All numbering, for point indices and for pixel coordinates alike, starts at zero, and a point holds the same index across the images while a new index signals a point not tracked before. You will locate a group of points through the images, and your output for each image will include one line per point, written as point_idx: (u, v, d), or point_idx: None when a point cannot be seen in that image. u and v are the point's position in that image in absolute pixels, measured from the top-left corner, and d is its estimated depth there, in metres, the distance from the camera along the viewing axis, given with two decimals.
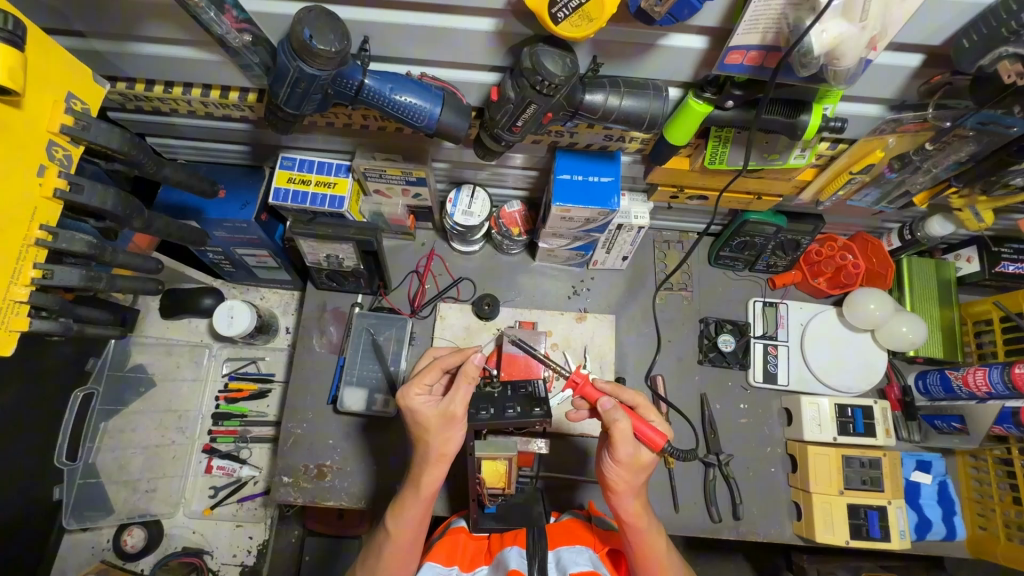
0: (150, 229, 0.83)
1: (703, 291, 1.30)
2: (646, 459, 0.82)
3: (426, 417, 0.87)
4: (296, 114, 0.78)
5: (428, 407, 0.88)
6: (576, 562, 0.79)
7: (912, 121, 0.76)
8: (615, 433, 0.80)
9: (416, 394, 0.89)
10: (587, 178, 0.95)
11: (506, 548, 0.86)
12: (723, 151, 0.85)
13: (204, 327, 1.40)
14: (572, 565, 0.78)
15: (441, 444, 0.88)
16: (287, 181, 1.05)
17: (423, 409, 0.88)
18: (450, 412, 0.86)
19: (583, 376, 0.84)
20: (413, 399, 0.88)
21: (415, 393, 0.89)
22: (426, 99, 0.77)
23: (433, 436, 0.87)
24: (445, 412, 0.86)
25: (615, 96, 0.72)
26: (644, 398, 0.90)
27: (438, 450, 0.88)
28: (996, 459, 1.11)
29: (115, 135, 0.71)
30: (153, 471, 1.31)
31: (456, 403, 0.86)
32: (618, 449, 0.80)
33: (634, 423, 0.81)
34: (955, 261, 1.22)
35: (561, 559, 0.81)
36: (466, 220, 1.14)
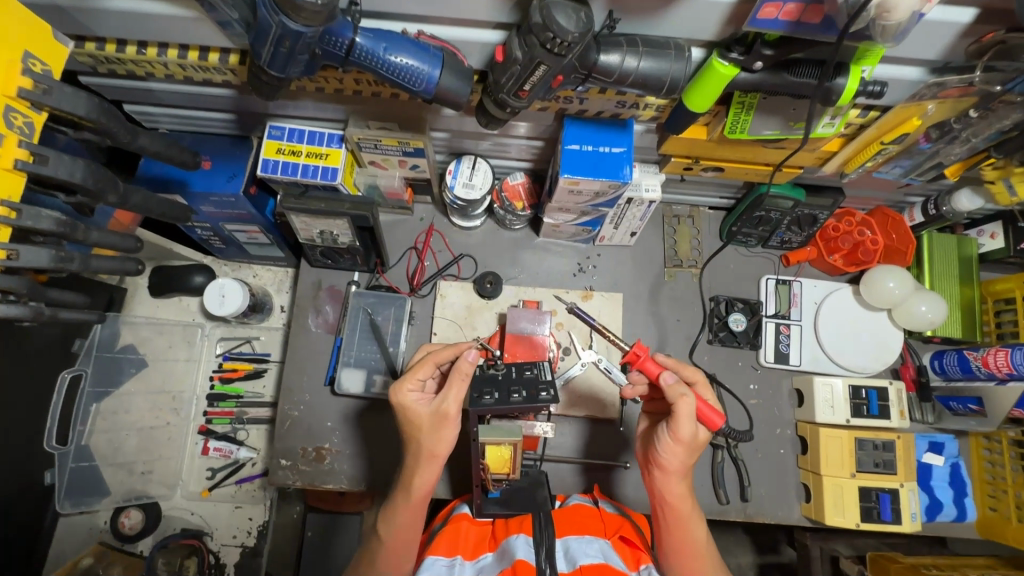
0: (127, 204, 0.77)
1: (714, 268, 1.25)
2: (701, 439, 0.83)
3: (418, 415, 0.87)
4: (281, 77, 0.71)
5: (420, 406, 0.87)
6: (586, 554, 0.77)
7: (956, 85, 0.69)
8: (679, 411, 0.80)
9: (408, 391, 0.88)
10: (598, 148, 0.89)
11: (511, 536, 0.83)
12: (745, 119, 0.78)
13: (195, 305, 1.36)
14: (583, 557, 0.76)
15: (431, 444, 0.86)
16: (276, 152, 0.98)
17: (415, 407, 0.87)
18: (444, 411, 0.84)
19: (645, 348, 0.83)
20: (406, 397, 0.87)
21: (407, 390, 0.88)
22: (424, 60, 0.70)
23: (425, 434, 0.86)
24: (437, 411, 0.85)
25: (632, 57, 0.66)
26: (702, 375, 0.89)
27: (428, 449, 0.87)
28: (1010, 441, 1.08)
29: (81, 100, 0.65)
30: (149, 453, 1.27)
31: (448, 402, 0.85)
32: (679, 427, 0.81)
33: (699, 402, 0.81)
34: (977, 237, 1.17)
35: (570, 550, 0.79)
36: (467, 194, 1.08)
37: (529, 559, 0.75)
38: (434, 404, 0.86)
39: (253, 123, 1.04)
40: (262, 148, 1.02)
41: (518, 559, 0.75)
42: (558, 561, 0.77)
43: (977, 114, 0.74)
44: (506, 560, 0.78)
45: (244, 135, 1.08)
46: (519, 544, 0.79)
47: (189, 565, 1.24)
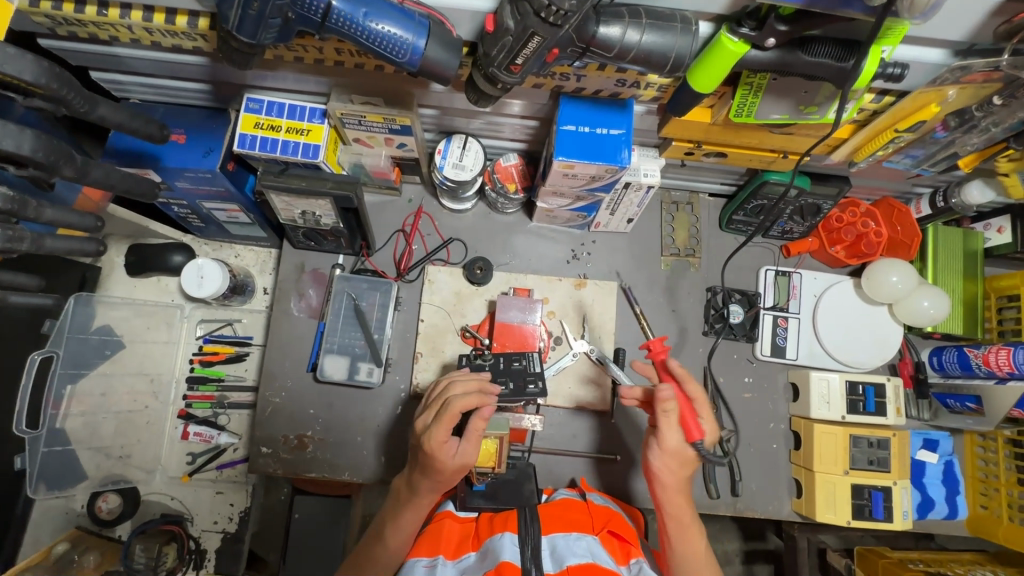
0: (87, 179, 0.71)
1: (712, 257, 1.21)
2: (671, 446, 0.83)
3: (443, 466, 0.80)
4: (253, 44, 0.65)
5: (448, 458, 0.79)
6: (573, 552, 0.74)
7: (980, 69, 0.65)
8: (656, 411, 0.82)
9: (441, 439, 0.79)
10: (595, 129, 0.84)
11: (495, 534, 0.80)
12: (752, 101, 0.73)
13: (174, 286, 1.31)
14: (570, 557, 0.73)
15: (445, 483, 0.83)
16: (254, 126, 0.93)
17: (445, 459, 0.79)
18: (465, 464, 0.80)
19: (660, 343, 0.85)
20: (438, 447, 0.79)
21: (441, 441, 0.79)
22: (408, 28, 0.64)
23: (443, 479, 0.81)
24: (459, 464, 0.80)
25: (635, 30, 0.60)
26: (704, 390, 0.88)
27: (442, 487, 0.83)
28: (1005, 440, 1.07)
29: (28, 63, 0.59)
30: (127, 437, 1.23)
31: (468, 453, 0.81)
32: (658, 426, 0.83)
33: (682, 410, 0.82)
34: (983, 231, 1.13)
35: (556, 549, 0.76)
36: (457, 175, 1.02)
37: (513, 561, 0.73)
38: (458, 456, 0.80)
39: (230, 95, 0.98)
40: (239, 122, 0.96)
41: (502, 561, 0.72)
42: (545, 560, 0.75)
43: (1000, 101, 0.69)
44: (489, 561, 0.75)
45: (220, 108, 1.01)
46: (503, 544, 0.76)
47: (168, 551, 1.22)
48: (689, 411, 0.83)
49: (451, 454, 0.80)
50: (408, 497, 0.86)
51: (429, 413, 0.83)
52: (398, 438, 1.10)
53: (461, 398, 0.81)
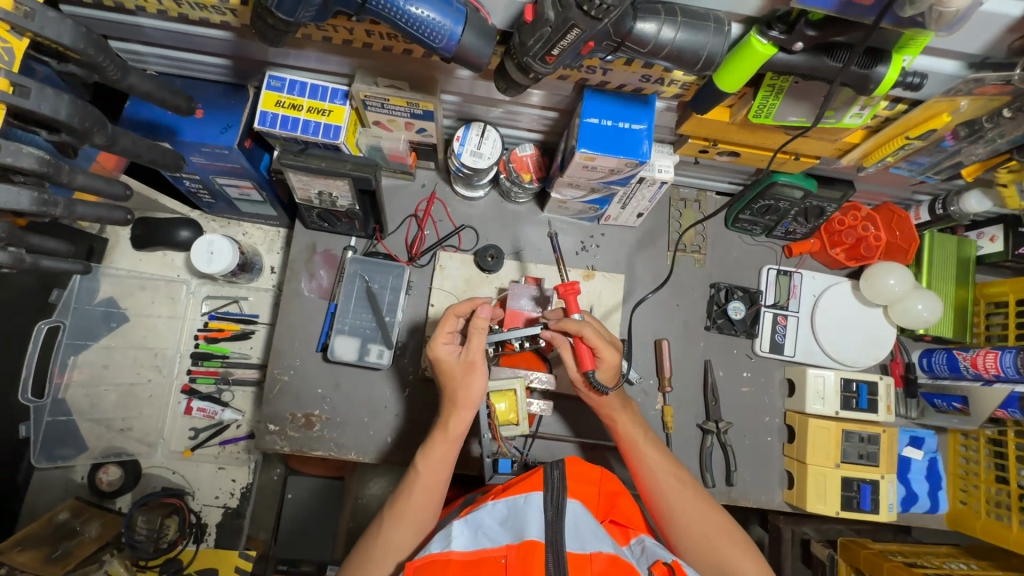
0: (115, 147, 0.71)
1: (717, 255, 1.24)
2: (576, 377, 0.96)
3: (451, 366, 0.90)
4: (290, 21, 0.66)
5: (450, 359, 0.91)
6: (597, 540, 0.72)
7: (993, 82, 0.68)
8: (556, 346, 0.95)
9: (441, 346, 0.91)
10: (617, 124, 0.85)
11: (518, 495, 0.77)
12: (772, 103, 0.76)
13: (180, 261, 1.30)
14: (593, 543, 0.71)
15: (464, 396, 0.89)
16: (275, 104, 0.93)
17: (448, 360, 0.91)
18: (471, 362, 0.89)
19: (565, 288, 0.89)
20: (440, 352, 0.91)
21: (441, 344, 0.91)
22: (446, 14, 0.65)
23: (458, 388, 0.90)
24: (464, 363, 0.90)
25: (669, 27, 0.62)
26: (589, 331, 0.89)
27: (462, 398, 0.89)
28: (986, 439, 1.12)
29: (67, 27, 0.59)
30: (128, 409, 1.24)
31: (474, 351, 0.90)
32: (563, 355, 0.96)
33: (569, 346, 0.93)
34: (977, 239, 1.17)
35: (580, 525, 0.73)
36: (474, 162, 1.04)
37: (540, 539, 0.70)
38: (464, 356, 0.90)
39: (251, 71, 0.98)
40: (259, 99, 0.96)
41: (529, 539, 0.70)
42: (568, 537, 0.72)
43: (1010, 114, 0.72)
44: (514, 530, 0.72)
45: (239, 84, 1.01)
46: (527, 518, 0.73)
47: (170, 524, 1.23)
48: (585, 349, 0.90)
49: (454, 358, 0.90)
50: (440, 431, 0.90)
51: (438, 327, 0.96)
52: (405, 419, 1.12)
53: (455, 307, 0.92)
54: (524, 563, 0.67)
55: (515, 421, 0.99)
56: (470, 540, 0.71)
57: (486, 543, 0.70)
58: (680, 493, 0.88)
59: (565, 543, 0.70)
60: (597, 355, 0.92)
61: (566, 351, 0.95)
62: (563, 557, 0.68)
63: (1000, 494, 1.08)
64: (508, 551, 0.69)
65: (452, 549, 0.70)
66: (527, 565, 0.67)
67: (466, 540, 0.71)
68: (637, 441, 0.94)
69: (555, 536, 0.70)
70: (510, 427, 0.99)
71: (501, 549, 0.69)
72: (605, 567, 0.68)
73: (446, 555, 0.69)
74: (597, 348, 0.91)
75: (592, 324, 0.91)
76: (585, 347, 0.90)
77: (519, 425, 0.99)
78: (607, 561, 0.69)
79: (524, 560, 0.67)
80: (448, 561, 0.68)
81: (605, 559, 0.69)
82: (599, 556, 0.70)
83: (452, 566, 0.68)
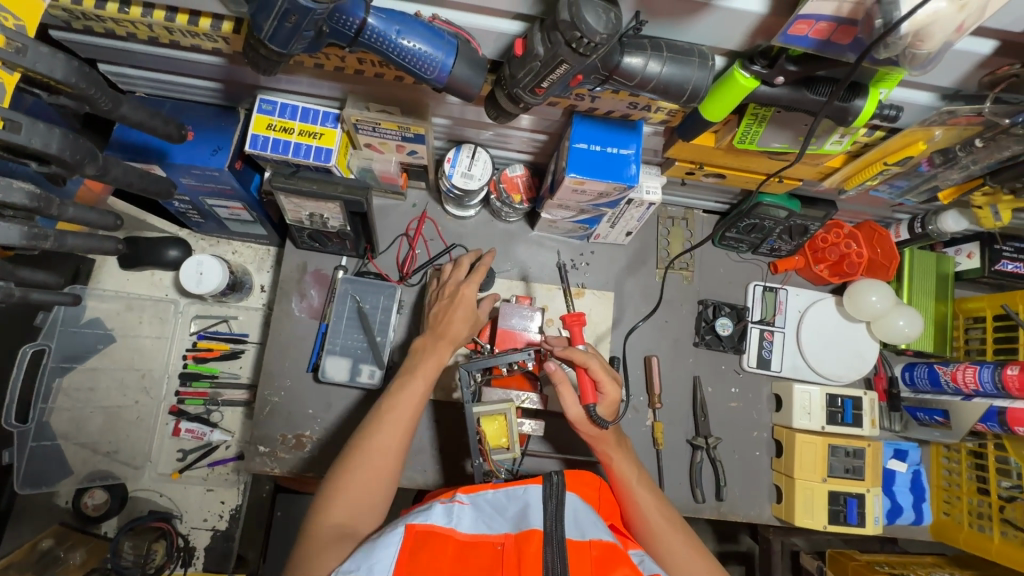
0: (106, 177, 0.71)
1: (705, 272, 1.26)
2: (575, 416, 0.93)
3: (466, 304, 0.97)
4: (283, 53, 0.66)
5: (466, 300, 0.98)
6: (596, 529, 0.75)
7: (965, 114, 0.70)
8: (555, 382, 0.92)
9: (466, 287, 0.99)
10: (605, 149, 0.87)
11: (518, 490, 0.80)
12: (756, 130, 0.78)
13: (168, 280, 1.29)
14: (592, 531, 0.74)
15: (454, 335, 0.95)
16: (266, 128, 0.93)
17: (466, 296, 0.98)
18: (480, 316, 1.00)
19: (574, 317, 0.97)
20: (467, 291, 0.98)
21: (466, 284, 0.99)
22: (438, 47, 0.66)
23: (457, 327, 0.96)
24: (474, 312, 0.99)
25: (656, 61, 0.64)
26: (596, 363, 0.90)
27: (449, 338, 0.94)
28: (968, 451, 1.14)
29: (59, 62, 0.60)
30: (114, 432, 1.22)
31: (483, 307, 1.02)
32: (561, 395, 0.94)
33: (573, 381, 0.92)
34: (955, 256, 1.21)
35: (577, 518, 0.76)
36: (465, 183, 1.05)
37: (540, 528, 0.73)
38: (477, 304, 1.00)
39: (241, 94, 0.98)
40: (250, 122, 0.96)
41: (528, 527, 0.73)
42: (567, 526, 0.74)
43: (981, 143, 0.75)
44: (517, 520, 0.75)
45: (229, 106, 1.01)
46: (529, 510, 0.76)
47: (158, 548, 1.21)
48: (587, 379, 0.93)
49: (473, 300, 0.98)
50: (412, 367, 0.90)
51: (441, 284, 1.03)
52: None
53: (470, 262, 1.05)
54: (522, 548, 0.70)
55: (506, 446, 0.95)
56: (472, 523, 0.74)
57: (486, 529, 0.73)
58: (673, 540, 0.87)
59: (562, 528, 0.72)
60: (599, 389, 0.93)
61: (565, 388, 0.92)
62: (560, 539, 0.71)
63: (982, 506, 1.10)
64: (506, 538, 0.72)
65: (456, 528, 0.73)
66: (523, 547, 0.69)
67: (468, 523, 0.74)
68: (631, 483, 0.91)
69: (554, 523, 0.73)
70: (501, 452, 0.95)
71: (500, 537, 0.72)
72: (601, 550, 0.70)
73: (448, 532, 0.72)
74: (600, 381, 0.92)
75: (596, 356, 0.93)
76: (587, 377, 0.93)
77: (510, 449, 0.94)
78: (603, 547, 0.71)
79: (520, 544, 0.70)
80: (450, 537, 0.71)
81: (601, 544, 0.72)
82: (596, 543, 0.72)
83: (453, 542, 0.70)
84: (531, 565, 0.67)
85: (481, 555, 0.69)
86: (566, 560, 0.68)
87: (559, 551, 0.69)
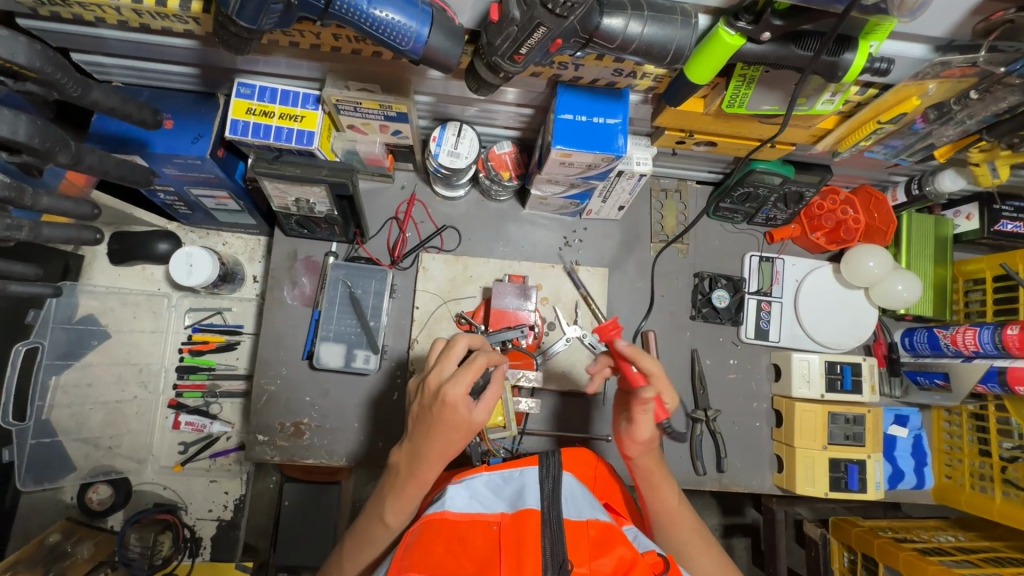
0: (80, 165, 0.70)
1: (700, 244, 1.24)
2: (646, 432, 0.82)
3: (458, 415, 0.79)
4: (252, 29, 0.65)
5: (467, 411, 0.79)
6: (593, 509, 0.76)
7: (959, 65, 0.68)
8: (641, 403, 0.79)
9: (462, 393, 0.78)
10: (591, 118, 0.85)
11: (515, 470, 0.82)
12: (744, 93, 0.76)
13: (160, 274, 1.28)
14: (590, 511, 0.75)
15: (456, 448, 0.81)
16: (246, 112, 0.91)
17: (458, 407, 0.78)
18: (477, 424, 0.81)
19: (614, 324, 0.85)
20: (461, 399, 0.78)
21: (463, 394, 0.78)
22: (412, 16, 0.64)
23: (460, 436, 0.80)
24: (476, 422, 0.81)
25: (637, 21, 0.62)
26: (659, 367, 0.83)
27: (449, 450, 0.81)
28: (969, 414, 1.14)
29: (21, 46, 0.58)
30: (116, 427, 1.22)
31: (480, 410, 0.80)
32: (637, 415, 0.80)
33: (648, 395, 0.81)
34: (953, 218, 1.18)
35: (573, 495, 0.78)
36: (452, 162, 1.03)
37: (536, 507, 0.73)
38: (472, 407, 0.79)
39: (219, 79, 0.96)
40: (230, 107, 0.94)
41: (525, 507, 0.73)
42: (565, 506, 0.76)
43: (977, 95, 0.73)
44: (514, 502, 0.75)
45: (209, 92, 0.99)
46: (525, 491, 0.76)
47: (165, 539, 1.22)
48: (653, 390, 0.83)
49: (471, 412, 0.80)
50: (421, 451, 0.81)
51: (441, 373, 0.82)
52: (395, 422, 1.13)
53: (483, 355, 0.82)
54: (517, 526, 0.71)
55: (502, 424, 0.99)
56: (467, 504, 0.76)
57: (481, 509, 0.75)
58: (702, 560, 0.86)
59: (559, 509, 0.73)
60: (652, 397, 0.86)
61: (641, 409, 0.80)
62: (557, 520, 0.71)
63: (983, 467, 1.10)
64: (502, 518, 0.73)
65: (448, 509, 0.74)
66: (519, 527, 0.70)
67: (462, 504, 0.75)
68: (673, 510, 0.87)
69: (551, 505, 0.73)
70: (497, 430, 0.99)
71: (495, 517, 0.73)
72: (598, 531, 0.72)
73: (442, 513, 0.74)
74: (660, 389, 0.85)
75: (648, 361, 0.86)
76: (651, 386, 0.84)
77: (507, 426, 0.99)
78: (601, 527, 0.72)
79: (516, 524, 0.71)
80: (444, 518, 0.73)
81: (598, 525, 0.73)
82: (593, 522, 0.73)
83: (447, 523, 0.72)
84: (528, 545, 0.67)
85: (474, 534, 0.70)
86: (564, 540, 0.68)
87: (557, 531, 0.69)
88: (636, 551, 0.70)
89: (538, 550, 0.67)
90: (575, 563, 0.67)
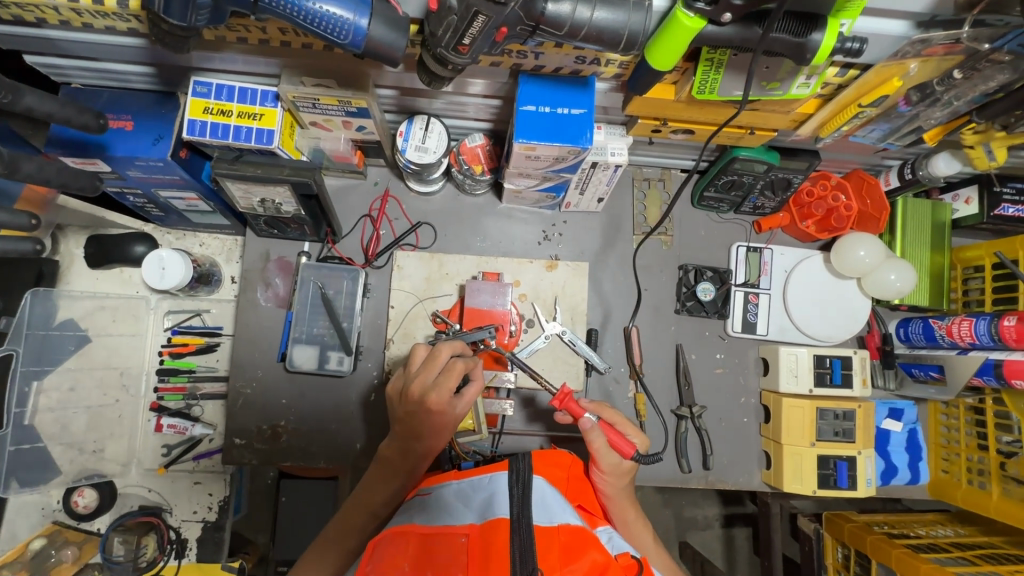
0: (18, 174, 0.69)
1: (685, 235, 1.20)
2: (613, 467, 0.86)
3: (445, 416, 0.83)
4: (184, 27, 0.61)
5: (452, 412, 0.83)
6: (565, 513, 0.71)
7: (941, 42, 0.64)
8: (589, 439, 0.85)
9: (445, 397, 0.82)
10: (556, 109, 0.81)
11: (485, 475, 0.78)
12: (713, 78, 0.72)
13: (138, 277, 1.27)
14: (561, 515, 0.70)
15: (439, 444, 0.86)
16: (203, 111, 0.88)
17: (445, 410, 0.82)
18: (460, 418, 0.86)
19: (562, 395, 0.86)
20: (448, 404, 0.82)
21: (447, 398, 0.82)
22: (348, 7, 0.61)
23: (444, 434, 0.85)
24: (458, 419, 0.85)
25: (585, 6, 0.58)
26: (622, 415, 0.91)
27: (432, 447, 0.85)
28: (967, 407, 1.09)
29: None
30: (99, 432, 1.20)
31: (464, 407, 0.85)
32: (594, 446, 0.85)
33: (607, 435, 0.85)
34: (952, 202, 1.13)
35: (544, 498, 0.72)
36: (420, 157, 1.00)
37: (506, 516, 0.70)
38: (458, 406, 0.84)
39: (176, 77, 0.93)
40: (187, 106, 0.91)
41: (494, 518, 0.70)
42: (535, 512, 0.71)
43: (960, 74, 0.69)
44: (482, 512, 0.72)
45: (168, 92, 0.96)
46: (495, 499, 0.73)
47: (148, 543, 1.25)
48: (614, 431, 0.86)
49: (455, 413, 0.84)
50: (414, 447, 0.84)
51: (423, 380, 0.84)
52: (372, 423, 1.11)
53: (462, 361, 0.85)
54: (486, 538, 0.67)
55: (473, 428, 1.04)
56: (435, 517, 0.72)
57: (449, 521, 0.71)
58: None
59: (530, 515, 0.69)
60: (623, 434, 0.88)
61: (595, 446, 0.85)
62: (527, 528, 0.67)
63: (981, 462, 1.06)
64: (470, 529, 0.69)
65: (416, 522, 0.72)
66: (487, 539, 0.67)
67: (430, 518, 0.72)
68: (649, 548, 0.91)
69: (520, 511, 0.69)
70: (468, 434, 1.03)
71: (463, 528, 0.70)
72: (569, 536, 0.67)
73: (411, 525, 0.71)
74: (622, 429, 0.89)
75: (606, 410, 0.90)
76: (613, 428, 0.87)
77: (477, 430, 1.04)
78: (571, 531, 0.68)
79: (484, 535, 0.68)
80: (412, 530, 0.70)
81: (569, 530, 0.68)
82: (564, 527, 0.68)
83: (416, 536, 0.69)
84: (495, 556, 0.64)
85: (440, 548, 0.66)
86: (533, 547, 0.64)
87: (525, 539, 0.65)
88: (609, 557, 0.65)
89: (506, 559, 0.64)
90: (543, 572, 0.62)
